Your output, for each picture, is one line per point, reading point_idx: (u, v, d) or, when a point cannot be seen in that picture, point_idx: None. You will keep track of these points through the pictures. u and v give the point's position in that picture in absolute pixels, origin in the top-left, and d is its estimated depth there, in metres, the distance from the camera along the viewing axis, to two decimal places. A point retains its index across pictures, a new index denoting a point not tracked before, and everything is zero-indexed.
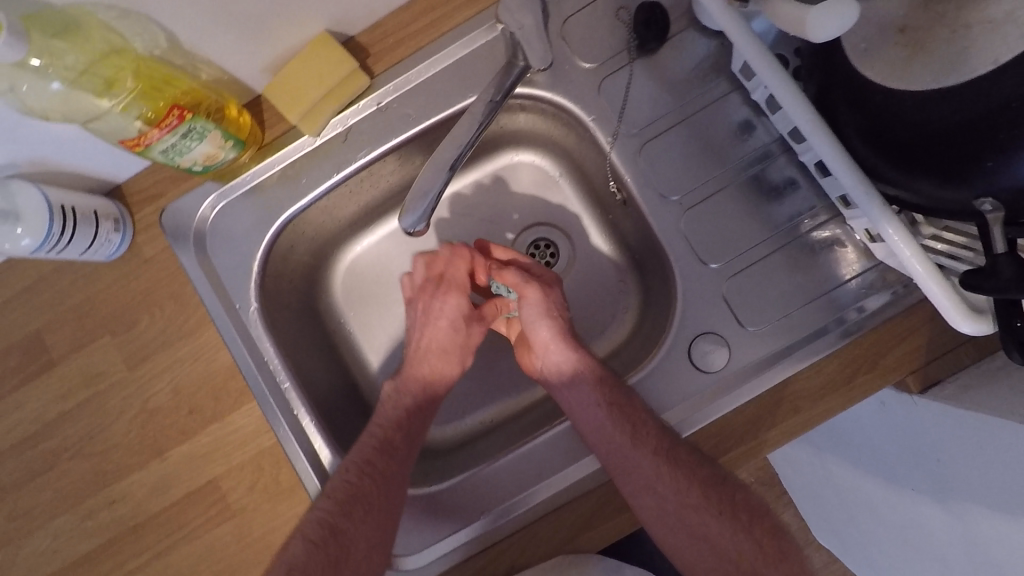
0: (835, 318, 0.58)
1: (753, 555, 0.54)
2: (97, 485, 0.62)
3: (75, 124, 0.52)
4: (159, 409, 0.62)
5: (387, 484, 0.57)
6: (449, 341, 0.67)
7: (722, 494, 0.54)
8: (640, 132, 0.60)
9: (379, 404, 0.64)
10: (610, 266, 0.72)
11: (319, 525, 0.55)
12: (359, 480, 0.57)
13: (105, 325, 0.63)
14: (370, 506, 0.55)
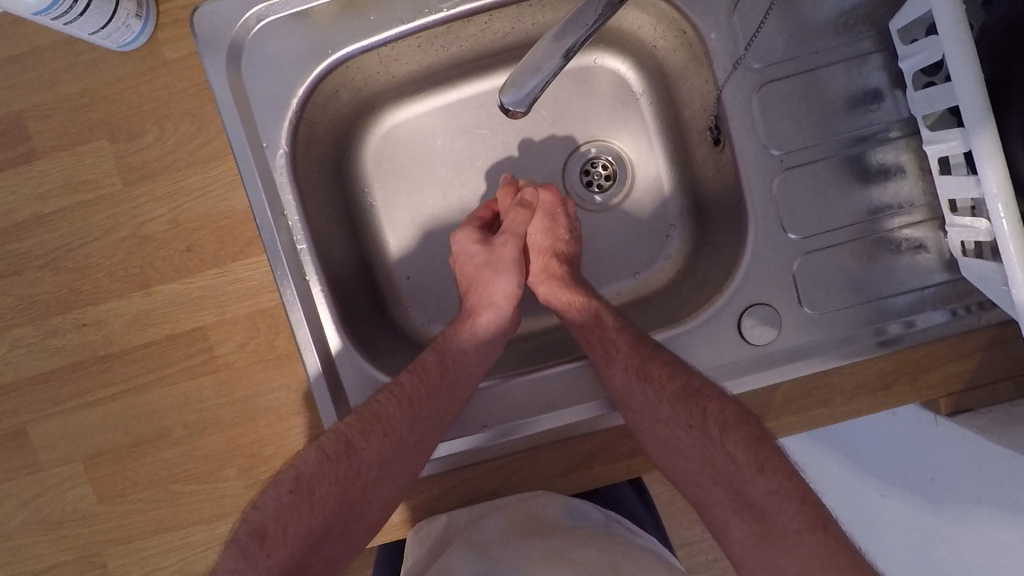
0: (875, 328, 0.55)
1: (729, 470, 0.49)
2: (68, 303, 0.56)
3: None
4: (152, 238, 0.55)
5: (416, 416, 0.54)
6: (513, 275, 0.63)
7: (694, 407, 0.51)
8: (762, 69, 0.53)
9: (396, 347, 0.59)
10: (667, 205, 0.66)
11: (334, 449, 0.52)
12: (384, 405, 0.54)
13: (103, 127, 0.54)
14: (391, 429, 0.53)
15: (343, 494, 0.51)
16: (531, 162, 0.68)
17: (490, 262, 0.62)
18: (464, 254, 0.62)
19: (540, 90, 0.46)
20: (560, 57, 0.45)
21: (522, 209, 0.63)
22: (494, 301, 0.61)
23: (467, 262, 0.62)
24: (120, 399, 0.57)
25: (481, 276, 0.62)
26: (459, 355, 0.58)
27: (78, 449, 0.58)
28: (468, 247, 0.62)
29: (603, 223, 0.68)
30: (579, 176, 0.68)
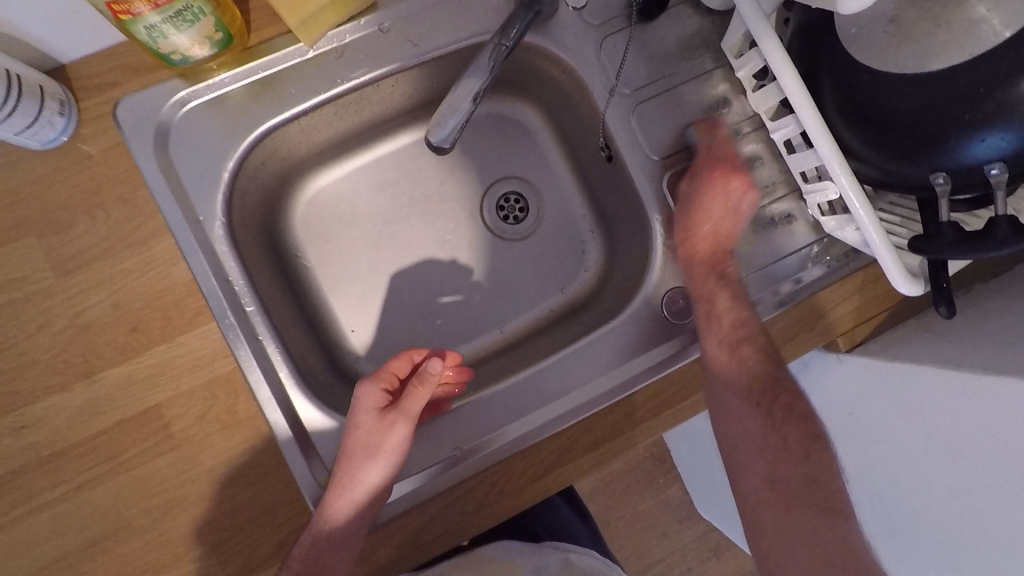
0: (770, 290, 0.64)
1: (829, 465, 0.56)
2: (4, 407, 0.54)
3: None
4: (93, 325, 0.55)
5: (354, 521, 0.54)
6: (385, 463, 0.56)
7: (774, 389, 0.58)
8: (633, 92, 0.63)
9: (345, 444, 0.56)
10: (576, 223, 0.75)
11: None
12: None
13: (30, 223, 0.55)
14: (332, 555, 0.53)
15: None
16: (452, 206, 0.74)
17: (368, 445, 0.56)
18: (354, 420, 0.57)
19: (460, 128, 0.53)
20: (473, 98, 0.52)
21: (418, 384, 0.58)
22: (365, 485, 0.55)
23: (354, 437, 0.56)
24: (71, 497, 0.55)
25: (355, 463, 0.55)
26: (361, 486, 0.55)
27: (26, 563, 0.54)
28: (362, 409, 0.58)
29: (525, 250, 0.75)
30: (495, 212, 0.75)
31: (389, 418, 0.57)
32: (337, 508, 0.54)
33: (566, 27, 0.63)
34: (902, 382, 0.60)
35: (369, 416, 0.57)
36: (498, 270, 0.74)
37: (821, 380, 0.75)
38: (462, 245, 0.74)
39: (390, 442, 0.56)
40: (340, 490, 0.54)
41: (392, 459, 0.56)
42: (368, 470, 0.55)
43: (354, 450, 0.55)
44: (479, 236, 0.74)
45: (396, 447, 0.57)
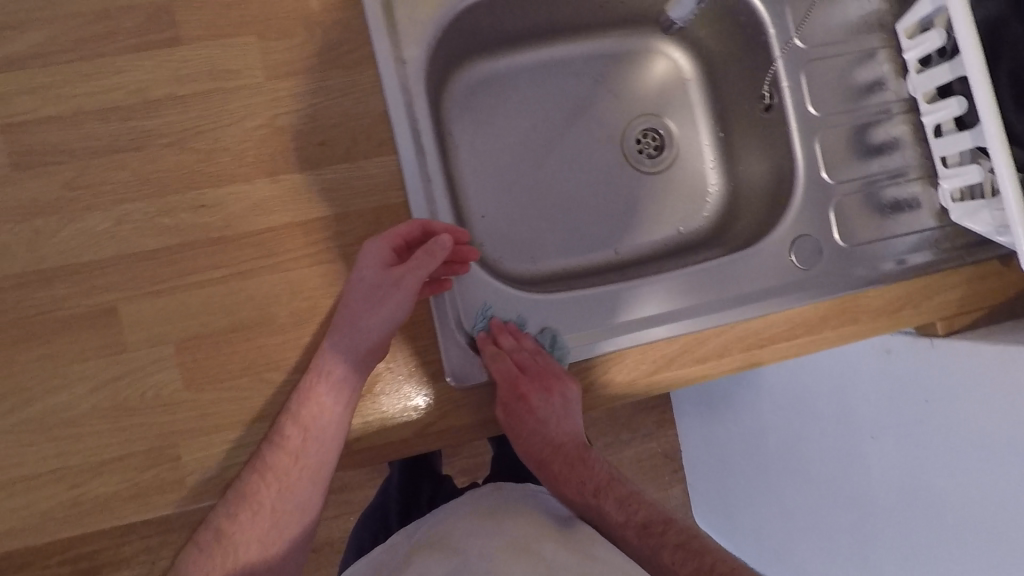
0: (885, 261, 0.68)
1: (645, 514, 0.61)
2: (189, 183, 0.58)
3: None
4: (285, 129, 0.59)
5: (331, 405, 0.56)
6: (385, 321, 0.56)
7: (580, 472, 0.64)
8: (806, 49, 0.67)
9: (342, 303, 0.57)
10: (704, 171, 0.79)
11: (273, 448, 0.57)
12: (295, 434, 0.57)
13: (252, 24, 0.59)
14: (306, 443, 0.57)
15: (306, 474, 0.59)
16: (595, 126, 0.78)
17: (369, 299, 0.56)
18: (360, 275, 0.57)
19: None
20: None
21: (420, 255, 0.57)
22: (360, 341, 0.56)
23: (356, 290, 0.57)
24: (227, 282, 0.58)
25: (353, 313, 0.56)
26: (349, 352, 0.56)
27: (172, 331, 0.57)
28: (369, 265, 0.57)
29: (652, 184, 0.78)
30: (633, 142, 0.79)
31: (389, 281, 0.57)
32: (333, 355, 0.56)
33: None
34: (992, 364, 0.59)
35: (369, 272, 0.57)
36: (623, 195, 0.78)
37: (874, 367, 0.73)
38: (596, 164, 0.78)
39: (387, 303, 0.56)
40: (335, 341, 0.56)
41: (389, 323, 0.57)
42: (366, 323, 0.56)
43: (355, 302, 0.56)
44: (613, 160, 0.78)
45: (397, 309, 0.57)
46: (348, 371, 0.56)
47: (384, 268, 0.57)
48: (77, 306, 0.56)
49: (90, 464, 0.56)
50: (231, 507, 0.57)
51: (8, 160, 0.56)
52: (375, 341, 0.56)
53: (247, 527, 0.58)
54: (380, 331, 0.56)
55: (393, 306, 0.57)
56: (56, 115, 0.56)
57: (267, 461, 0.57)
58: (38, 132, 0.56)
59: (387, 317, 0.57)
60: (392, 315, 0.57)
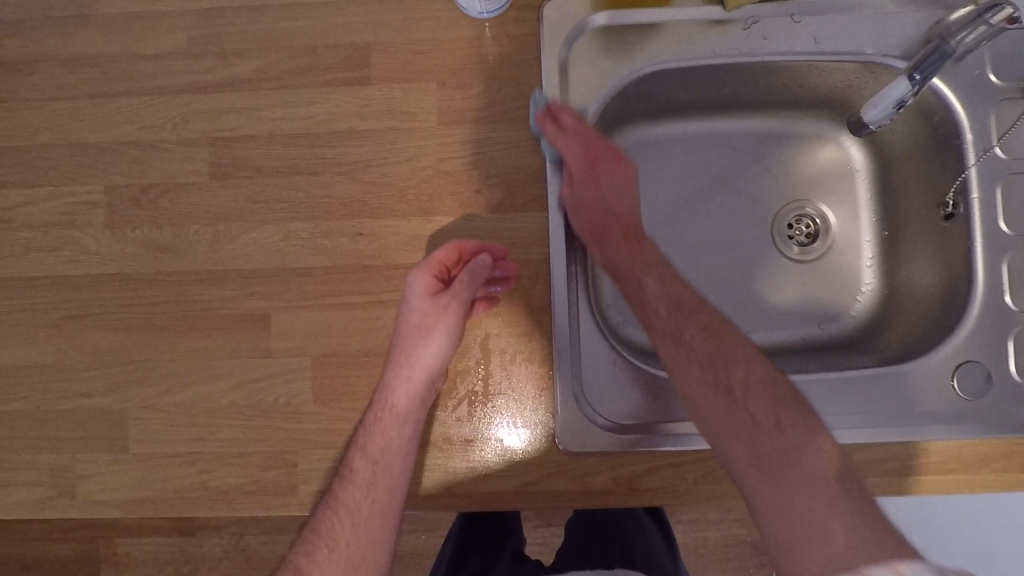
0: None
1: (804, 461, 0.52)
2: (352, 211, 0.62)
3: None
4: (448, 173, 0.61)
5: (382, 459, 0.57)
6: (440, 342, 0.58)
7: (725, 364, 0.58)
8: (1008, 161, 0.61)
9: (398, 333, 0.59)
10: (859, 268, 0.73)
11: (342, 481, 0.58)
12: (364, 468, 0.58)
13: (436, 72, 0.62)
14: (358, 505, 0.58)
15: (376, 513, 0.58)
16: (747, 204, 0.75)
17: (424, 326, 0.58)
18: (408, 306, 0.59)
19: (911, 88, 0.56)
20: (909, 79, 0.56)
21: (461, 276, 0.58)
22: (415, 368, 0.58)
23: (409, 319, 0.59)
24: (369, 307, 0.61)
25: (411, 344, 0.58)
26: (408, 380, 0.57)
27: (311, 345, 0.61)
28: (416, 299, 0.59)
29: (796, 273, 0.74)
30: (785, 226, 0.75)
31: (440, 304, 0.58)
32: (395, 383, 0.58)
33: (965, 78, 0.62)
34: None
35: (422, 298, 0.59)
36: (763, 279, 0.74)
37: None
38: (741, 242, 0.74)
39: (438, 325, 0.58)
40: (396, 364, 0.58)
41: (446, 341, 0.58)
42: (420, 350, 0.58)
43: (412, 330, 0.58)
44: (760, 242, 0.74)
45: (451, 326, 0.58)
46: (407, 398, 0.57)
47: (434, 291, 0.59)
48: (238, 307, 0.62)
49: (221, 454, 0.61)
50: (309, 545, 0.58)
51: (207, 168, 0.63)
52: (430, 363, 0.58)
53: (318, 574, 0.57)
54: (436, 352, 0.58)
55: (444, 325, 0.58)
56: (253, 133, 0.63)
57: (338, 495, 0.58)
58: (235, 148, 0.63)
59: (439, 338, 0.58)
60: (442, 333, 0.58)
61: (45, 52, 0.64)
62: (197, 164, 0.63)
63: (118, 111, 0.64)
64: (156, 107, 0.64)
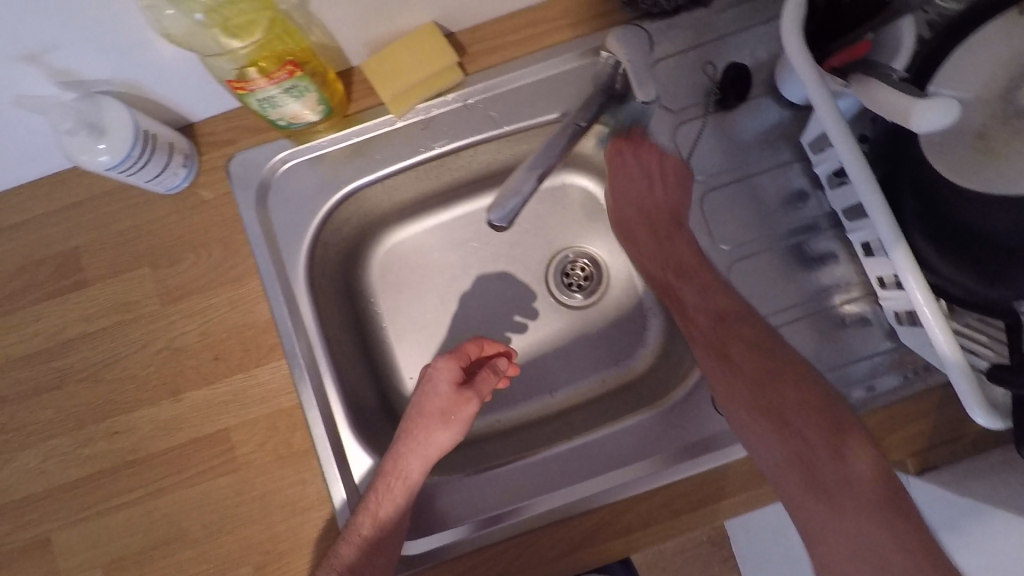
0: (840, 394, 0.60)
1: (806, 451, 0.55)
2: (103, 413, 0.62)
3: (189, 55, 0.52)
4: (184, 349, 0.62)
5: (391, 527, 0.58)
6: (445, 439, 0.63)
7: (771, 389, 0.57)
8: (706, 180, 0.64)
9: (414, 410, 0.63)
10: (639, 297, 0.75)
11: (343, 541, 0.56)
12: (369, 531, 0.57)
13: (146, 257, 0.63)
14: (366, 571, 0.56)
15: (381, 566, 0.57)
16: (518, 269, 0.76)
17: (444, 412, 0.63)
18: (434, 388, 0.64)
19: (520, 208, 0.51)
20: (534, 180, 0.51)
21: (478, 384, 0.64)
22: (430, 451, 0.62)
23: (433, 403, 0.63)
24: (143, 501, 0.61)
25: (424, 423, 0.62)
26: (418, 470, 0.61)
27: (99, 554, 0.61)
28: (439, 385, 0.64)
29: (580, 320, 0.75)
30: (560, 277, 0.76)
31: (460, 392, 0.64)
32: (406, 458, 0.61)
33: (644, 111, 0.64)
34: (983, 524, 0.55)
35: (446, 378, 0.64)
36: (555, 335, 0.75)
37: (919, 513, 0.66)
38: (523, 304, 0.75)
39: (457, 422, 0.63)
40: (400, 456, 0.60)
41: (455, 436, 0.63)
42: (437, 436, 0.62)
43: (424, 422, 0.62)
44: (541, 301, 0.75)
45: (462, 420, 0.63)
46: (409, 486, 0.60)
47: (454, 387, 0.64)
48: (18, 538, 0.62)
49: None
50: None
51: None
52: (434, 453, 0.62)
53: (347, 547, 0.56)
54: (444, 443, 0.63)
55: (460, 416, 0.63)
56: None
57: (338, 556, 0.56)
58: None
59: (454, 423, 0.63)
60: (454, 430, 0.63)
61: None
62: None
63: None
64: None
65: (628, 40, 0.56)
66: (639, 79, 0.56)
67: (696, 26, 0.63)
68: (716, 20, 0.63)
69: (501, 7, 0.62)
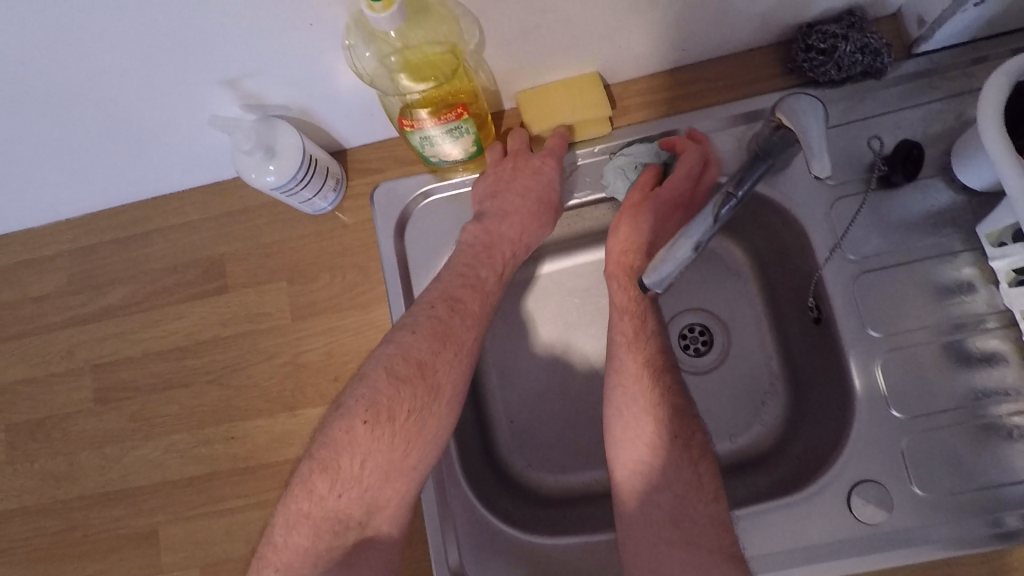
0: (993, 518, 0.54)
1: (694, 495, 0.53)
2: (223, 416, 0.64)
3: (366, 90, 0.55)
4: (307, 365, 0.63)
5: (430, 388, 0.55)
6: (539, 205, 0.62)
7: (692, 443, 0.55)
8: (860, 260, 0.59)
9: (502, 174, 0.61)
10: (763, 373, 0.69)
11: (357, 392, 0.53)
12: (400, 388, 0.54)
13: (284, 271, 0.65)
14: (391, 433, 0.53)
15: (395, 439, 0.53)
16: None
17: (525, 193, 0.61)
18: (519, 172, 0.61)
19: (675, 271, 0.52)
20: (691, 247, 0.51)
21: (509, 219, 0.61)
22: (523, 229, 0.62)
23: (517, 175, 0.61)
24: (247, 509, 0.62)
25: (532, 205, 0.61)
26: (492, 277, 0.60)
27: (198, 555, 0.62)
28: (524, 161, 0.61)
29: (696, 388, 0.70)
30: (677, 339, 0.72)
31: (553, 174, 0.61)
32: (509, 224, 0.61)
33: (800, 181, 0.61)
34: None
35: (524, 169, 0.61)
36: None
37: None
38: None
39: (543, 212, 0.62)
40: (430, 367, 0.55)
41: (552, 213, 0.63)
42: (520, 224, 0.61)
43: (495, 242, 0.60)
44: None
45: (547, 217, 0.63)
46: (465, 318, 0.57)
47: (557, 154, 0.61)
48: (129, 525, 0.64)
49: None
50: (322, 454, 0.51)
51: (91, 395, 0.66)
52: (510, 242, 0.61)
53: (370, 446, 0.52)
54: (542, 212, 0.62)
55: (535, 207, 0.61)
56: (128, 355, 0.66)
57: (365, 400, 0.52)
58: (115, 372, 0.66)
59: (539, 210, 0.62)
60: (500, 246, 0.61)
61: None
62: (82, 394, 0.67)
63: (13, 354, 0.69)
64: (41, 345, 0.68)
65: (804, 110, 0.50)
66: (818, 154, 0.48)
67: (867, 99, 0.60)
68: (889, 94, 0.59)
69: (662, 63, 0.62)
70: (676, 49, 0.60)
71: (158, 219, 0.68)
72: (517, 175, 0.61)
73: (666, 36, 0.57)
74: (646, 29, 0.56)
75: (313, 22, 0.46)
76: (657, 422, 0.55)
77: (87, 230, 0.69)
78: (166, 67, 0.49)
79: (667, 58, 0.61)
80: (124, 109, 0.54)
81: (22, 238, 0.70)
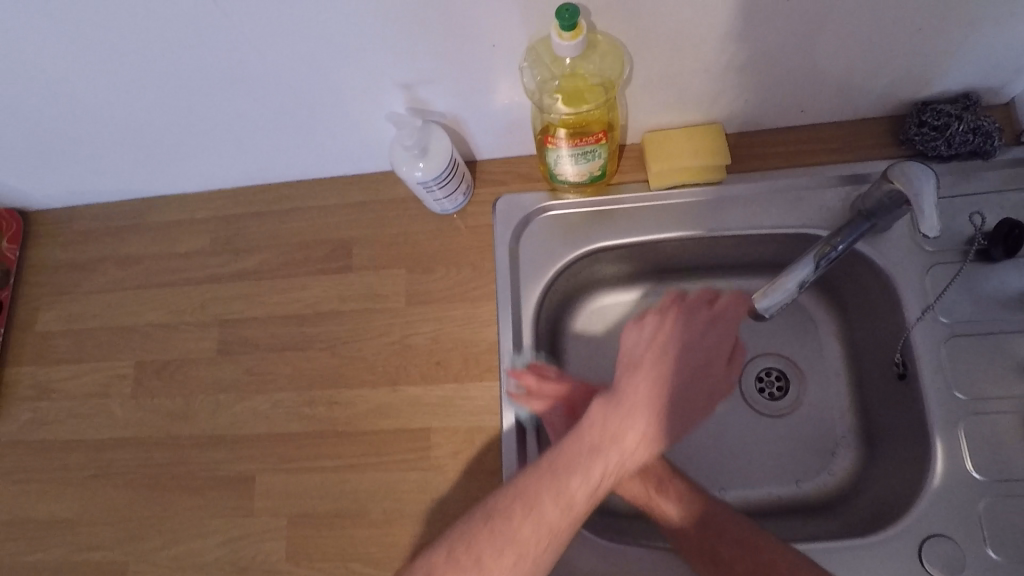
0: None
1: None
2: (330, 382, 0.70)
3: (521, 106, 0.61)
4: (414, 347, 0.69)
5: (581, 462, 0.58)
6: (672, 326, 0.69)
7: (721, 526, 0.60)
8: (951, 324, 0.62)
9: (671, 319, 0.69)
10: (835, 425, 0.71)
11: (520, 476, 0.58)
12: (555, 458, 0.58)
13: (404, 259, 0.72)
14: (554, 497, 0.56)
15: (555, 504, 0.56)
16: None
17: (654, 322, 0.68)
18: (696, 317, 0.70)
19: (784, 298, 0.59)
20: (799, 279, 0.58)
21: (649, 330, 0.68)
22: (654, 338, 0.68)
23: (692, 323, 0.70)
24: (338, 472, 0.67)
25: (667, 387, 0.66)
26: (630, 383, 0.65)
27: (287, 506, 0.67)
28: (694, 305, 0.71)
29: (768, 430, 0.72)
30: (753, 382, 0.75)
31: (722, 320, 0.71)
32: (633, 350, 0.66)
33: (898, 243, 0.65)
34: None
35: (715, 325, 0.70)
36: (735, 435, 0.73)
37: None
38: None
39: (680, 325, 0.69)
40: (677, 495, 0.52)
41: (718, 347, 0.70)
42: (667, 341, 0.67)
43: (654, 356, 0.67)
44: (730, 401, 0.74)
45: (685, 335, 0.69)
46: (644, 401, 0.63)
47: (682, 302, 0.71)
48: (229, 470, 0.70)
49: None
50: (492, 529, 0.55)
51: (216, 347, 0.74)
52: (652, 360, 0.67)
53: (505, 545, 0.54)
54: (695, 354, 0.69)
55: (698, 324, 0.70)
56: (254, 315, 0.74)
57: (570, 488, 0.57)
58: (240, 329, 0.74)
59: (683, 356, 0.68)
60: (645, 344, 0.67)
61: (108, 254, 0.80)
62: (208, 344, 0.74)
63: (155, 301, 0.77)
64: (180, 297, 0.77)
65: (916, 174, 0.54)
66: (923, 210, 0.52)
67: (969, 178, 0.64)
68: (993, 176, 0.64)
69: (779, 121, 0.68)
70: (795, 111, 0.66)
71: (299, 200, 0.76)
72: (699, 331, 0.70)
73: (787, 97, 0.63)
74: (777, 89, 0.62)
75: (497, 44, 0.53)
76: (688, 517, 0.61)
77: (236, 202, 0.78)
78: (358, 68, 0.57)
79: (785, 117, 0.67)
80: (305, 101, 0.62)
81: (179, 200, 0.80)
